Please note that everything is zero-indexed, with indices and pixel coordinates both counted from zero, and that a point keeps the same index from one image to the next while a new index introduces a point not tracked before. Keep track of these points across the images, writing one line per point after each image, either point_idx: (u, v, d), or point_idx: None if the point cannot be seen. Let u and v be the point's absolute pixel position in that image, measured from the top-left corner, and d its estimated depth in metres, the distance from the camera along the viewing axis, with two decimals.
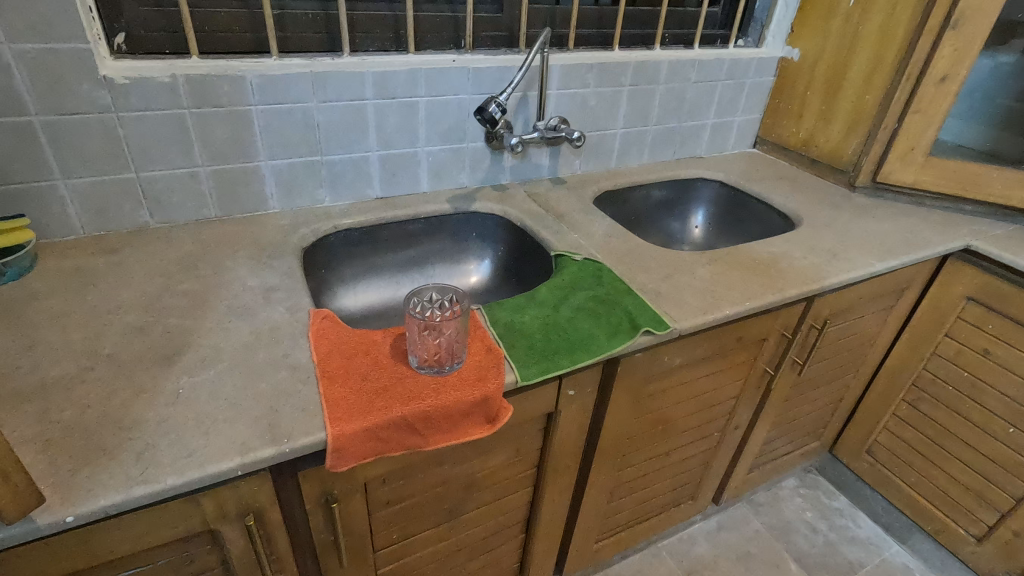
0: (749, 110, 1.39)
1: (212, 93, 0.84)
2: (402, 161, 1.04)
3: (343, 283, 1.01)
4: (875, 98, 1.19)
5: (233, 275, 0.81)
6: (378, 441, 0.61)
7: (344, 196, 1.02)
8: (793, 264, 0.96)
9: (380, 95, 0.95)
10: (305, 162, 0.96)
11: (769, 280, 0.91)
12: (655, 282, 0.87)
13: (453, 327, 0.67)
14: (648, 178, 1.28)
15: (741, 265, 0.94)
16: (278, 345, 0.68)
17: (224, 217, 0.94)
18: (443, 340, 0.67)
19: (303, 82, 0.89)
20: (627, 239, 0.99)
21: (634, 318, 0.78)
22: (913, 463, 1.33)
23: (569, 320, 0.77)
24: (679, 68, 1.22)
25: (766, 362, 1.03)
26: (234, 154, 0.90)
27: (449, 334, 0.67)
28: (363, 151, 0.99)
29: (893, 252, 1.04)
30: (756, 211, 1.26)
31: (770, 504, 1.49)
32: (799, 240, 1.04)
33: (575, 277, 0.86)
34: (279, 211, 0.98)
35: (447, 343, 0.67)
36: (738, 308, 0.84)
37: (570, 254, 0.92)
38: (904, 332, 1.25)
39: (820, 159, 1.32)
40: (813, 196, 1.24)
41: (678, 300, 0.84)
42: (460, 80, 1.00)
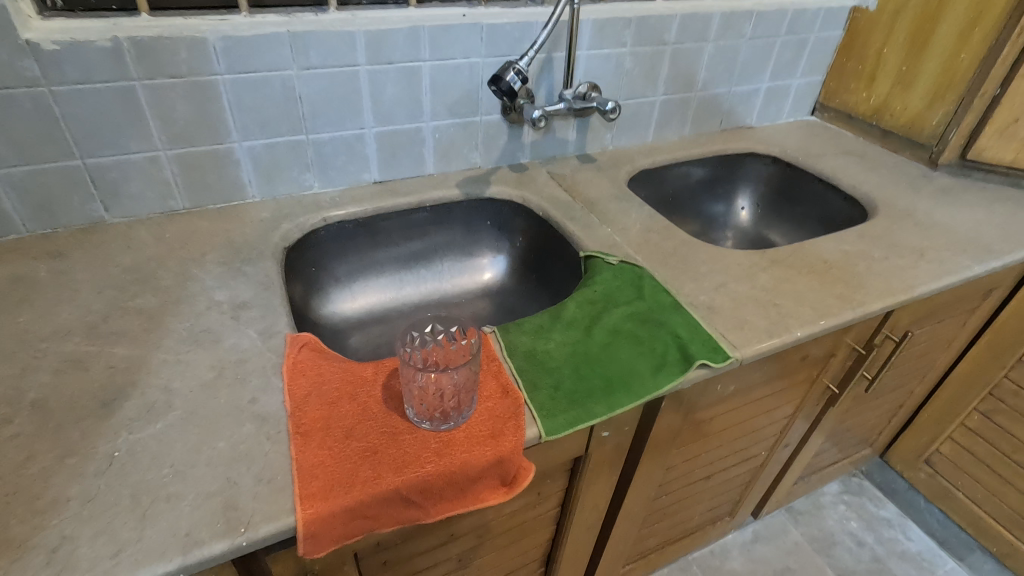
0: (810, 71, 1.19)
1: (167, 59, 0.68)
2: (402, 139, 0.88)
3: (337, 283, 0.87)
4: (972, 58, 0.99)
5: (197, 287, 0.67)
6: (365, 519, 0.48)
7: (336, 181, 0.87)
8: (873, 268, 0.79)
9: (375, 60, 0.79)
10: (287, 142, 0.80)
11: (847, 291, 0.75)
12: (706, 293, 0.72)
13: (460, 371, 0.53)
14: (690, 154, 1.10)
15: (810, 269, 0.78)
16: (244, 386, 0.55)
17: (194, 208, 0.80)
18: (449, 388, 0.53)
19: (279, 45, 0.73)
20: (670, 235, 0.83)
21: (684, 345, 0.63)
22: (980, 479, 1.18)
23: (604, 348, 0.62)
24: (733, 22, 1.02)
25: (829, 378, 0.88)
26: (201, 134, 0.75)
27: (456, 380, 0.53)
28: (357, 128, 0.83)
29: (992, 249, 0.86)
30: (816, 192, 1.08)
31: (811, 512, 1.36)
32: (877, 235, 0.87)
33: (610, 287, 0.71)
34: (260, 201, 0.83)
35: (452, 393, 0.53)
36: (811, 328, 0.69)
37: (602, 255, 0.77)
38: (984, 336, 1.08)
39: (894, 131, 1.12)
40: (887, 176, 1.05)
41: (736, 319, 0.68)
42: (471, 40, 0.83)
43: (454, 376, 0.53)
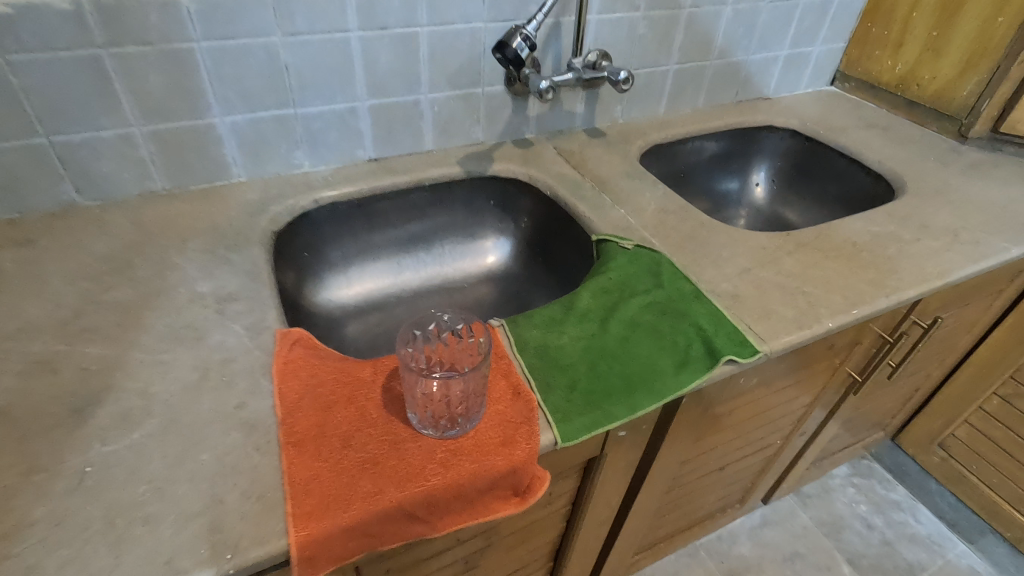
0: (832, 38, 1.11)
1: (135, 24, 0.61)
2: (398, 112, 0.81)
3: (332, 269, 0.82)
4: (1010, 22, 0.92)
5: (179, 278, 0.62)
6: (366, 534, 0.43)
7: (328, 158, 0.81)
8: (905, 251, 0.74)
9: (368, 25, 0.72)
10: (274, 117, 0.74)
11: (878, 276, 0.70)
12: (729, 280, 0.67)
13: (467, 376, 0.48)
14: (704, 127, 1.04)
15: (838, 253, 0.73)
16: (230, 390, 0.50)
17: (175, 190, 0.74)
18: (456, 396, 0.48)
19: (261, 8, 0.65)
20: (687, 216, 0.78)
21: (708, 338, 0.58)
22: (996, 463, 1.16)
23: (623, 342, 0.58)
24: None
25: (852, 366, 0.84)
26: (178, 108, 0.68)
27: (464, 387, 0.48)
28: (349, 100, 0.77)
29: None
30: (838, 168, 1.03)
31: (820, 496, 1.34)
32: (907, 215, 0.82)
33: (626, 274, 0.66)
34: (246, 181, 0.77)
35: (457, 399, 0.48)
36: (843, 318, 0.64)
37: (616, 239, 0.72)
38: (1009, 318, 1.03)
39: (921, 101, 1.06)
40: (914, 150, 0.99)
41: (763, 309, 0.64)
42: (472, 3, 0.76)
43: (462, 383, 0.48)
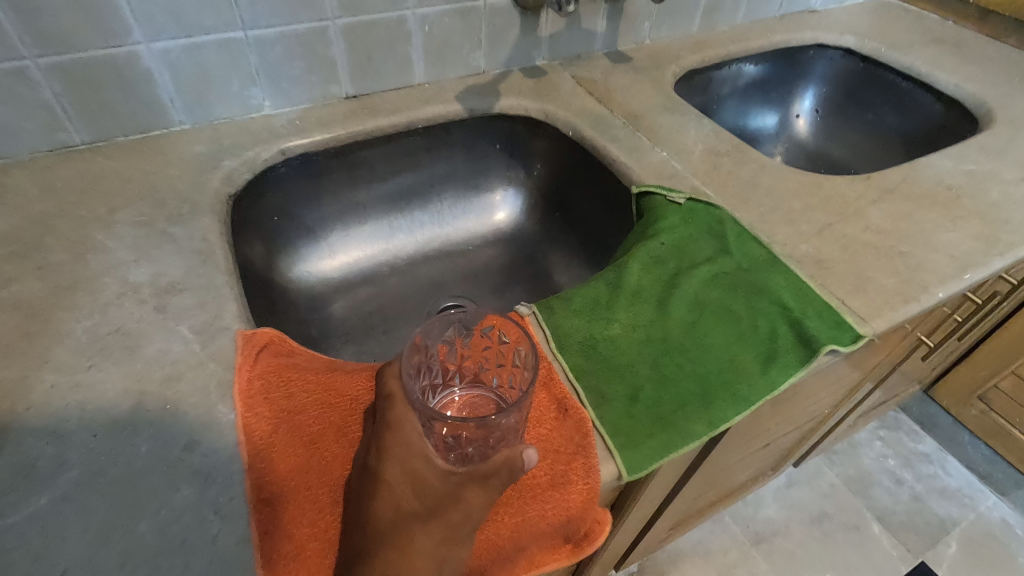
0: None
1: None
2: (380, 33, 0.64)
3: (310, 237, 0.67)
4: None
5: (105, 263, 0.47)
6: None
7: (294, 96, 0.64)
8: (1009, 195, 0.61)
9: None
10: (218, 42, 0.57)
11: (985, 229, 0.56)
12: (808, 241, 0.54)
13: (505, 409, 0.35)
14: (746, 48, 0.88)
15: (932, 201, 0.59)
16: (177, 422, 0.37)
17: (98, 142, 0.58)
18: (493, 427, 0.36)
19: None
20: (744, 158, 0.63)
21: (798, 320, 0.45)
22: None
23: (690, 331, 0.45)
24: None
25: (924, 330, 0.72)
26: (85, 31, 0.51)
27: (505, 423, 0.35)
28: (316, 18, 0.59)
29: None
30: (902, 94, 0.88)
31: (847, 451, 1.27)
32: (1001, 149, 0.68)
33: (682, 237, 0.52)
34: (191, 128, 0.61)
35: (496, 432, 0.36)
36: (954, 286, 0.51)
37: (663, 191, 0.57)
38: None
39: (999, 9, 0.89)
40: (993, 69, 0.84)
41: (855, 276, 0.51)
42: None
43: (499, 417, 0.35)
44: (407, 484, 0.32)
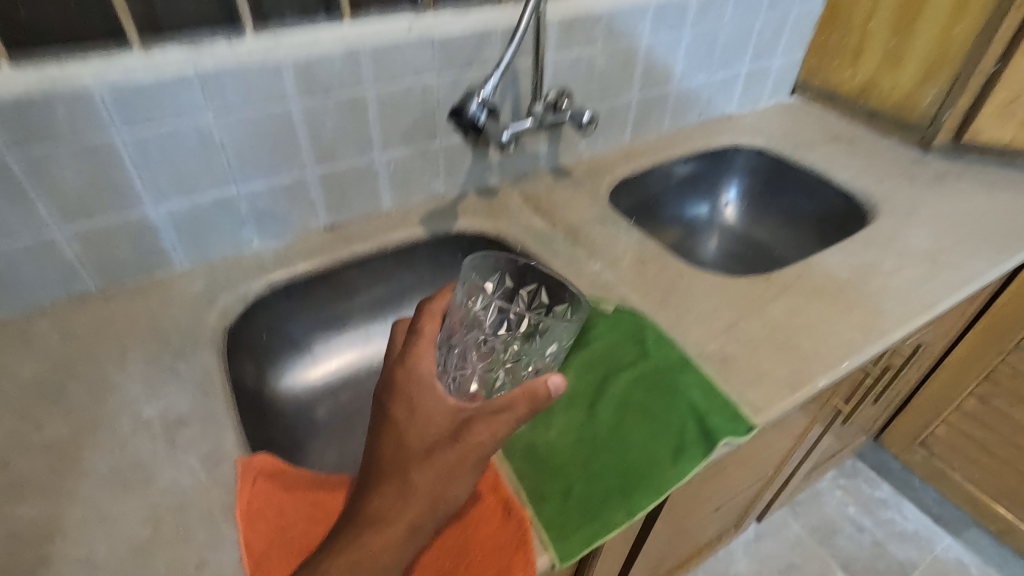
0: (791, 51, 1.09)
1: (43, 123, 0.54)
2: (352, 176, 0.76)
3: (295, 351, 0.76)
4: (965, 32, 0.90)
5: (121, 402, 0.55)
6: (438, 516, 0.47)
7: (279, 233, 0.75)
8: (887, 285, 0.72)
9: (307, 94, 0.66)
10: (213, 200, 0.68)
11: (865, 319, 0.67)
12: (716, 341, 0.64)
13: (552, 348, 0.60)
14: (672, 154, 1.01)
15: (821, 295, 0.71)
16: (188, 545, 0.45)
17: (109, 287, 0.67)
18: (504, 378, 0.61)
19: (187, 90, 0.59)
20: (666, 264, 0.75)
21: (703, 417, 0.55)
22: (978, 460, 1.16)
23: (615, 430, 0.54)
24: (713, 4, 0.91)
25: (840, 398, 0.83)
26: (103, 204, 0.61)
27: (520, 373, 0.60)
28: (296, 171, 0.71)
29: (1005, 246, 0.80)
30: (807, 185, 1.01)
31: (810, 501, 1.35)
32: (883, 241, 0.80)
33: (610, 345, 0.62)
34: (190, 268, 0.71)
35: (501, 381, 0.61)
36: (836, 374, 0.61)
37: (595, 303, 0.68)
38: (982, 319, 1.04)
39: (883, 112, 1.05)
40: (881, 164, 0.98)
41: (754, 371, 0.61)
42: (421, 54, 0.71)
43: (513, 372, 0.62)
44: (414, 421, 0.46)
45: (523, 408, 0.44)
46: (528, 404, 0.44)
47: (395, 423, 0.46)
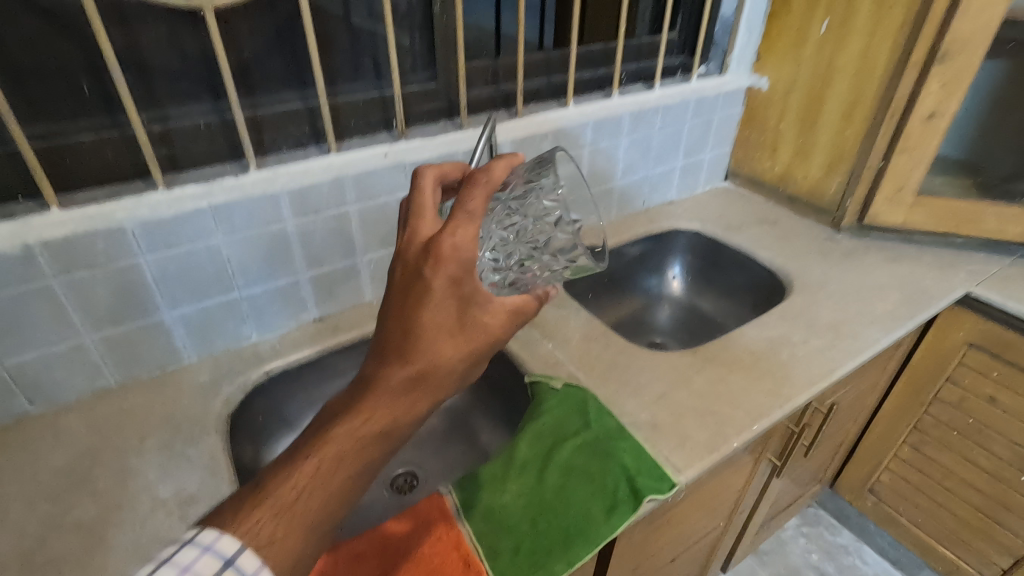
0: (719, 146, 1.27)
1: (84, 252, 0.67)
2: (338, 275, 0.88)
3: (288, 429, 0.86)
4: (855, 134, 1.07)
5: (140, 484, 0.65)
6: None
7: (275, 327, 0.87)
8: (795, 354, 0.85)
9: (301, 213, 0.80)
10: (219, 303, 0.80)
11: (774, 385, 0.80)
12: (648, 410, 0.76)
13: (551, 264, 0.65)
14: (620, 238, 1.16)
15: (739, 366, 0.83)
16: None
17: (128, 381, 0.78)
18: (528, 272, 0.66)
19: (202, 218, 0.72)
20: (608, 341, 0.87)
21: (633, 478, 0.66)
22: (920, 504, 1.26)
23: (559, 492, 0.65)
24: (643, 116, 1.09)
25: (772, 453, 0.94)
26: (127, 314, 0.73)
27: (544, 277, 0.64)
28: (290, 275, 0.84)
29: (897, 316, 0.93)
30: (738, 262, 1.16)
31: (776, 550, 1.43)
32: (795, 314, 0.94)
33: (558, 418, 0.74)
34: (197, 361, 0.82)
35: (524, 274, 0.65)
36: (747, 436, 0.73)
37: (546, 380, 0.80)
38: (903, 374, 1.16)
39: (799, 197, 1.21)
40: (798, 243, 1.13)
41: (678, 435, 0.72)
42: (396, 176, 0.86)
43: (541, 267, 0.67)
44: (452, 303, 0.50)
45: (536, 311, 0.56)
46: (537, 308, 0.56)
47: (431, 300, 0.49)
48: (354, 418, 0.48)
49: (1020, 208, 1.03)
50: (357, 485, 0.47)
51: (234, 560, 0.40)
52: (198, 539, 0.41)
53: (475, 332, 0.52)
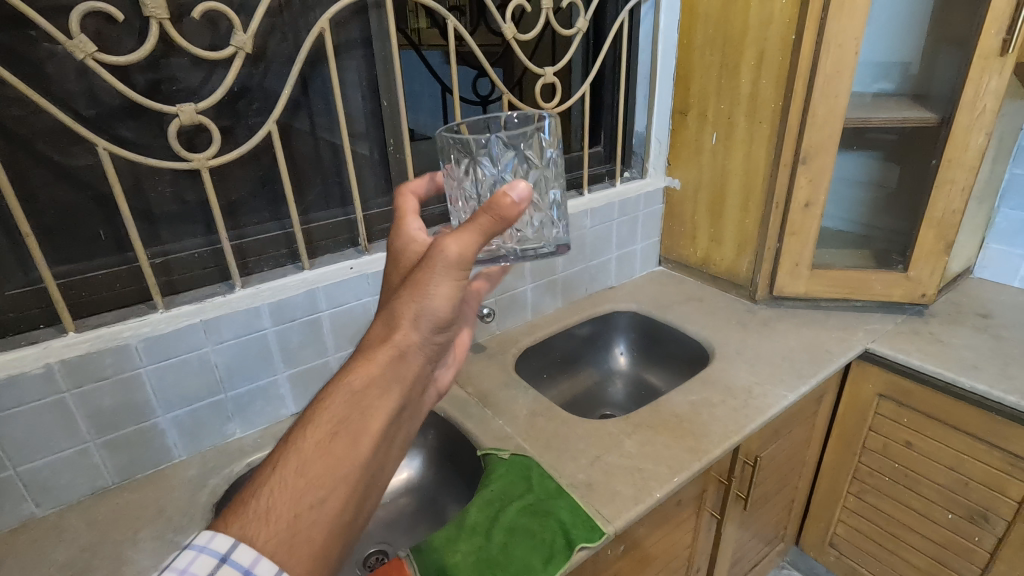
0: (648, 236, 1.46)
1: (94, 367, 0.80)
2: (313, 373, 1.01)
3: None
4: (753, 222, 1.27)
5: (134, 571, 0.74)
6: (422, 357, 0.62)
7: (255, 423, 0.98)
8: (713, 414, 0.98)
9: (279, 321, 0.94)
10: (207, 404, 0.91)
11: (694, 442, 0.92)
12: (584, 471, 0.87)
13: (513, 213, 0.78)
14: (566, 322, 1.31)
15: (665, 427, 0.95)
16: None
17: (124, 480, 0.88)
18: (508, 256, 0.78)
19: (194, 331, 0.86)
20: (552, 414, 1.00)
21: (568, 531, 0.76)
22: (875, 554, 1.33)
23: (503, 549, 0.75)
24: (575, 218, 1.28)
25: (711, 507, 1.04)
26: (127, 419, 0.84)
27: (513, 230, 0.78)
28: (270, 375, 0.96)
29: (803, 374, 1.08)
30: (671, 337, 1.30)
31: None
32: (715, 379, 1.07)
33: (505, 483, 0.84)
34: (186, 458, 0.92)
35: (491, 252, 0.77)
36: (669, 488, 0.84)
37: (496, 451, 0.91)
38: (833, 427, 1.28)
39: (720, 276, 1.39)
40: (722, 316, 1.29)
41: (609, 492, 0.83)
42: (360, 286, 1.02)
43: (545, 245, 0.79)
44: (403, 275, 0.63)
45: (504, 221, 0.59)
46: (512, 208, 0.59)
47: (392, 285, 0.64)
48: (317, 404, 0.55)
49: (899, 273, 1.21)
50: (328, 459, 0.51)
51: (227, 557, 0.46)
52: (195, 543, 0.47)
53: (437, 266, 0.58)
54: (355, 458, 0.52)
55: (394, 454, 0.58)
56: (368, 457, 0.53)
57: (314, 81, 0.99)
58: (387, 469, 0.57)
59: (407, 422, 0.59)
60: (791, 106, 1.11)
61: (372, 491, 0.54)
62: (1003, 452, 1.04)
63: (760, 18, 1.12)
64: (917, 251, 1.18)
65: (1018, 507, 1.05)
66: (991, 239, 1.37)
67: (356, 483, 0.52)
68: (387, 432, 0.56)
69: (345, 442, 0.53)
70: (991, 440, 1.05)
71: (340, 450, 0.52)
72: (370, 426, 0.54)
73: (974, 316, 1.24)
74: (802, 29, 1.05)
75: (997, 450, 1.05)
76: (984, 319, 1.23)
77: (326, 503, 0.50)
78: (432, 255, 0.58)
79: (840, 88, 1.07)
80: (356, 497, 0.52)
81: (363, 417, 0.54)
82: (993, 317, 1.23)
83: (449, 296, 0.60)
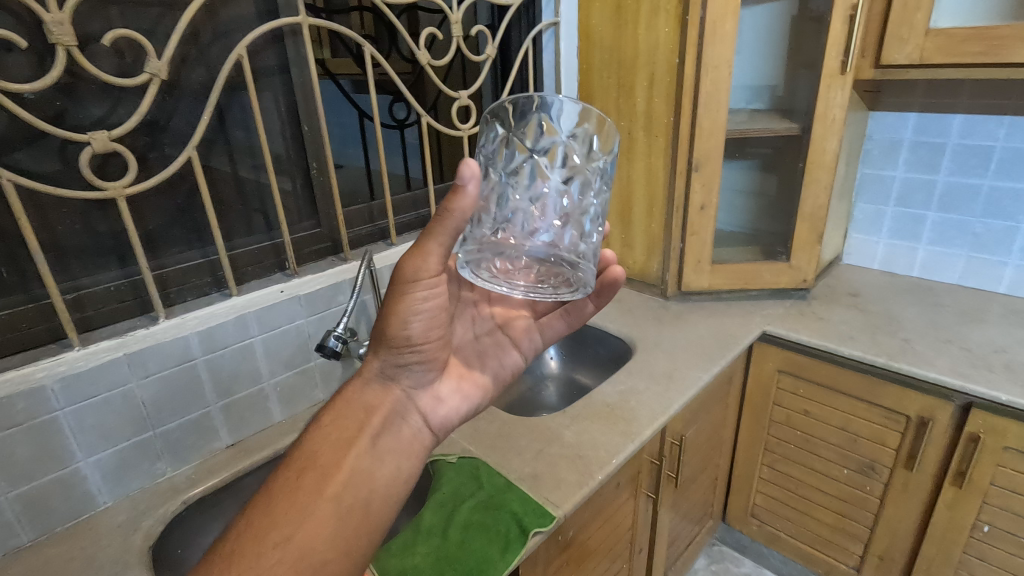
0: None
1: (4, 414, 0.74)
2: (246, 401, 0.99)
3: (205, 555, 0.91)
4: (658, 226, 1.40)
5: None
6: (393, 387, 0.65)
7: (187, 458, 0.94)
8: (638, 399, 1.07)
9: (209, 350, 0.92)
10: (133, 443, 0.87)
11: (627, 426, 1.00)
12: (529, 464, 0.92)
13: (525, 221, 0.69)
14: None
15: (598, 416, 1.03)
16: None
17: (41, 537, 0.81)
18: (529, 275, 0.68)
19: (118, 366, 0.82)
20: (493, 416, 1.04)
21: (521, 520, 0.80)
22: (789, 516, 1.47)
23: (460, 545, 0.77)
24: None
25: (646, 488, 1.12)
26: (45, 466, 0.79)
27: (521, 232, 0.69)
28: (202, 407, 0.93)
29: (713, 357, 1.20)
30: (596, 336, 1.39)
31: None
32: (640, 369, 1.17)
33: (455, 485, 0.87)
34: (112, 503, 0.87)
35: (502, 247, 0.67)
36: (608, 469, 0.90)
37: (443, 456, 0.94)
38: (744, 405, 1.42)
39: (634, 278, 1.51)
40: (639, 313, 1.41)
41: (555, 479, 0.88)
42: (293, 308, 1.01)
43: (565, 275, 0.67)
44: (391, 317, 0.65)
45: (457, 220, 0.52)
46: (455, 196, 0.50)
47: None
48: (293, 450, 0.59)
49: (782, 263, 1.38)
50: (293, 495, 0.54)
51: None
52: None
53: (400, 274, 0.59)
54: (320, 493, 0.55)
55: (373, 489, 0.58)
56: (336, 492, 0.56)
57: (233, 108, 0.99)
58: (365, 506, 0.57)
59: (382, 451, 0.60)
60: (681, 119, 1.25)
61: (345, 528, 0.55)
62: (881, 408, 1.21)
63: (647, 45, 1.26)
64: (796, 242, 1.36)
65: (897, 453, 1.22)
66: (853, 230, 1.59)
67: (323, 520, 0.54)
68: (356, 465, 0.58)
69: (313, 478, 0.56)
70: (869, 399, 1.22)
71: (307, 486, 0.55)
72: (334, 461, 0.57)
73: (846, 296, 1.44)
74: (684, 55, 1.20)
75: (876, 407, 1.22)
76: (854, 298, 1.43)
77: (291, 540, 0.52)
78: (398, 270, 0.59)
79: (719, 103, 1.22)
80: (324, 536, 0.53)
81: (330, 452, 0.58)
82: (860, 295, 1.44)
83: (417, 310, 0.62)
